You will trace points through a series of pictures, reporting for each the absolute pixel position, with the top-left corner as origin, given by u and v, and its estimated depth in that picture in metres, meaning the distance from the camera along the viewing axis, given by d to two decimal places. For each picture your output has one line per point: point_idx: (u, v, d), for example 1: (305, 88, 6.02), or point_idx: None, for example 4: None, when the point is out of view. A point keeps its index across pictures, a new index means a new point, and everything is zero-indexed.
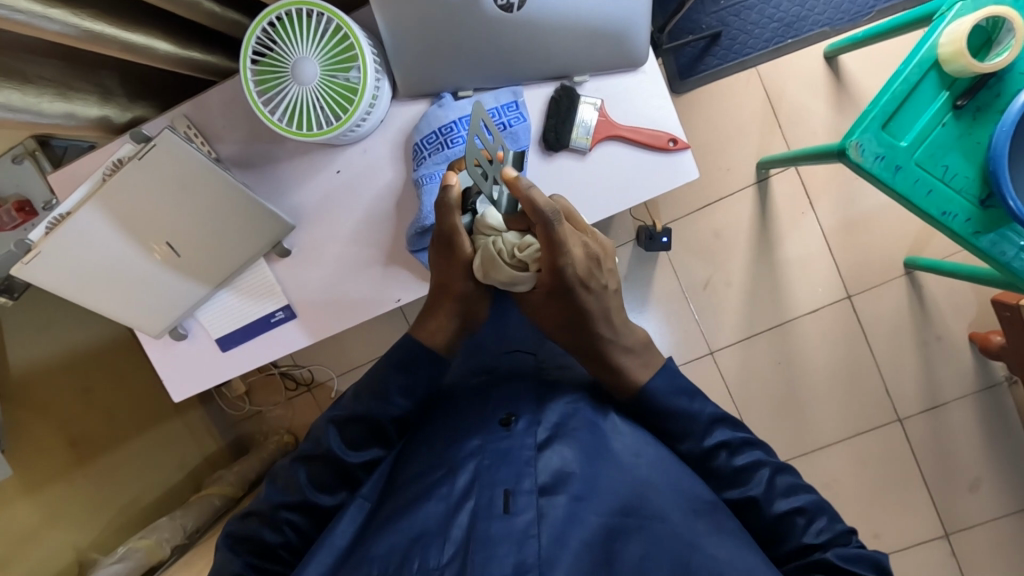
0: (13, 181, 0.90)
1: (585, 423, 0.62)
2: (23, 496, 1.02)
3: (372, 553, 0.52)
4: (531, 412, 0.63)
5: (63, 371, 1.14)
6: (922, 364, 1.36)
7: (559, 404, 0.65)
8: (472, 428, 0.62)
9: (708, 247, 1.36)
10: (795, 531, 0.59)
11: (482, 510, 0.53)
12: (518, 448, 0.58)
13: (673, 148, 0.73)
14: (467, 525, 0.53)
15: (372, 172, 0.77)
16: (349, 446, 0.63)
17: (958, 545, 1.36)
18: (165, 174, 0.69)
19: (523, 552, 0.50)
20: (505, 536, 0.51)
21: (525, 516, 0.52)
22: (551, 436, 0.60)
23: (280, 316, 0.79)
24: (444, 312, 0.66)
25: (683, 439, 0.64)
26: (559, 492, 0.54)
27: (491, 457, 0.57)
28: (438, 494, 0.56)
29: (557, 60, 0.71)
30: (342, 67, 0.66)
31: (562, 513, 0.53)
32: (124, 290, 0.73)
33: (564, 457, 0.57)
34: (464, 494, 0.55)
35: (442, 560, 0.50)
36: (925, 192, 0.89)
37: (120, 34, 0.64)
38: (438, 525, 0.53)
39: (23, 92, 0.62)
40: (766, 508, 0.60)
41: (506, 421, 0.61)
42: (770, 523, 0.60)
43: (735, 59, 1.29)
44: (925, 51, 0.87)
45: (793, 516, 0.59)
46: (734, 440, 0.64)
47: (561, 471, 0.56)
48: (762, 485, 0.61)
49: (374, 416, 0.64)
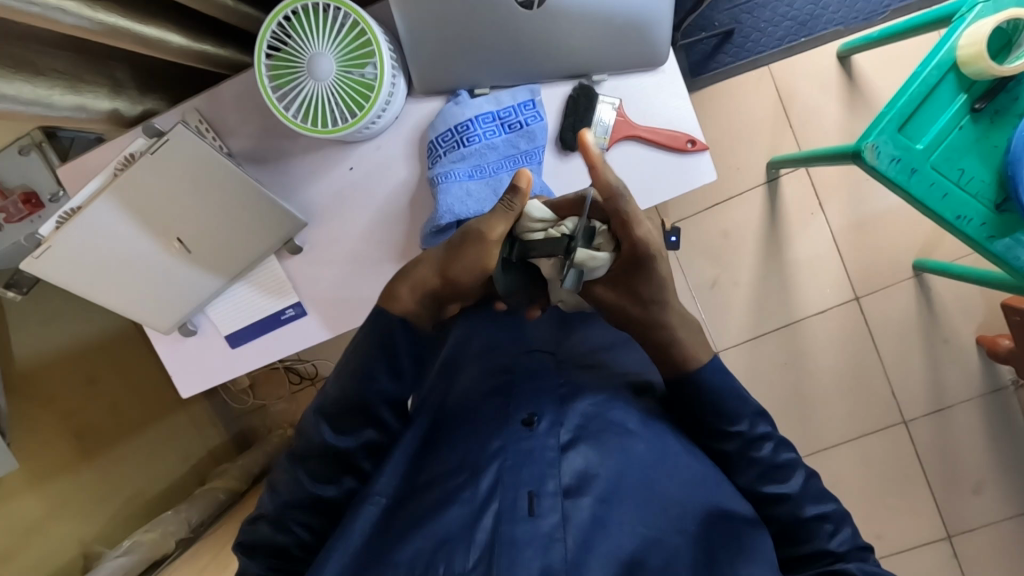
0: (20, 173, 0.89)
1: (607, 424, 0.61)
2: (28, 487, 1.02)
3: (397, 558, 0.52)
4: (554, 411, 0.62)
5: (67, 364, 1.14)
6: (930, 366, 1.36)
7: (582, 405, 0.63)
8: (491, 428, 0.61)
9: (716, 247, 1.36)
10: (820, 537, 0.59)
11: (506, 512, 0.52)
12: (539, 450, 0.57)
13: (690, 150, 0.72)
14: (491, 528, 0.52)
15: (385, 169, 0.76)
16: (341, 434, 0.63)
17: (960, 547, 1.36)
18: (178, 170, 0.68)
19: (550, 557, 0.50)
20: (531, 540, 0.50)
21: (550, 519, 0.52)
22: (574, 438, 0.59)
23: (291, 312, 0.79)
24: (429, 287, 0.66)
25: (736, 420, 0.63)
26: (584, 495, 0.54)
27: (514, 458, 0.56)
28: (463, 498, 0.55)
29: (577, 58, 0.70)
30: (358, 63, 0.65)
31: (586, 516, 0.52)
32: (135, 287, 0.72)
33: (588, 460, 0.56)
34: (488, 496, 0.54)
35: (467, 564, 0.50)
36: (940, 195, 0.88)
37: (133, 26, 0.62)
38: (463, 528, 0.52)
39: (34, 85, 0.61)
40: (798, 510, 0.60)
41: (528, 422, 0.60)
42: (795, 524, 0.60)
43: (747, 57, 1.28)
44: (944, 52, 0.85)
45: (819, 522, 0.59)
46: (778, 436, 0.64)
47: (585, 473, 0.55)
48: (799, 484, 0.61)
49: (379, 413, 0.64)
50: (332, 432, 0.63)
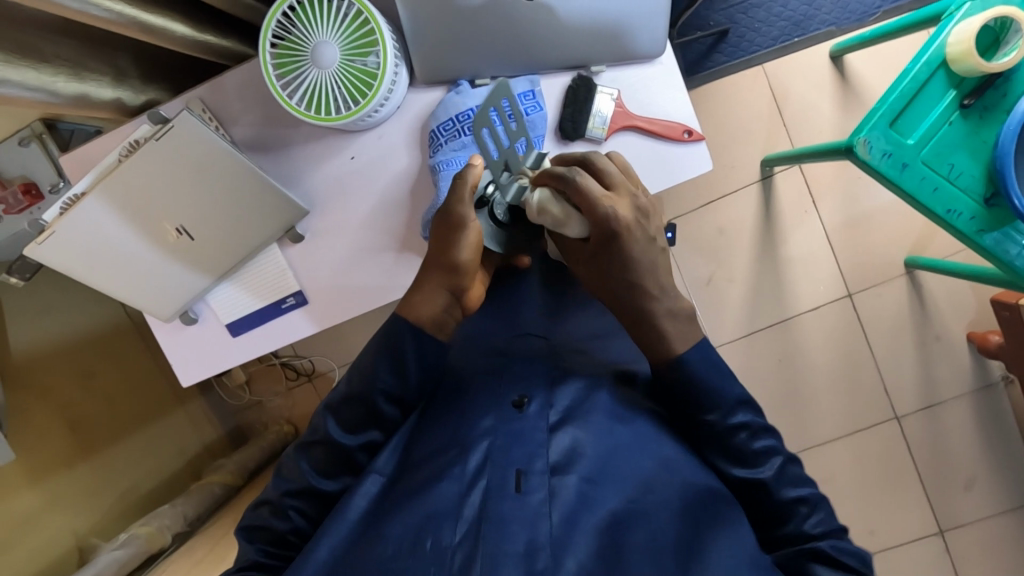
0: (19, 164, 0.93)
1: (595, 406, 0.63)
2: (25, 480, 1.02)
3: (386, 532, 0.54)
4: (543, 394, 0.64)
5: (61, 357, 1.14)
6: (921, 363, 1.38)
7: (570, 389, 0.65)
8: (483, 406, 0.63)
9: (710, 244, 1.37)
10: (795, 518, 0.58)
11: (495, 488, 0.55)
12: (529, 430, 0.59)
13: (688, 139, 0.71)
14: (479, 504, 0.55)
15: (386, 159, 0.75)
16: (345, 428, 0.62)
17: (952, 542, 1.37)
18: (182, 155, 0.69)
19: (535, 532, 0.52)
20: (519, 515, 0.53)
21: (538, 495, 0.54)
22: (562, 419, 0.61)
23: (291, 301, 0.78)
24: (430, 284, 0.64)
25: (710, 410, 0.61)
26: (570, 473, 0.56)
27: (504, 437, 0.59)
28: (452, 474, 0.57)
29: (577, 48, 0.70)
30: (360, 52, 0.64)
31: (573, 493, 0.55)
32: (139, 273, 0.73)
33: (576, 438, 0.59)
34: (476, 473, 0.57)
35: (454, 539, 0.53)
36: (931, 190, 0.90)
37: (139, 14, 0.62)
38: (452, 504, 0.55)
39: (39, 71, 0.62)
40: (772, 494, 0.59)
41: (518, 403, 0.62)
42: (776, 508, 0.59)
43: (741, 57, 1.30)
44: (935, 49, 0.87)
45: (796, 505, 0.59)
46: (756, 424, 0.62)
47: (571, 451, 0.58)
48: (774, 470, 0.59)
49: (366, 395, 0.62)
50: (336, 425, 0.62)
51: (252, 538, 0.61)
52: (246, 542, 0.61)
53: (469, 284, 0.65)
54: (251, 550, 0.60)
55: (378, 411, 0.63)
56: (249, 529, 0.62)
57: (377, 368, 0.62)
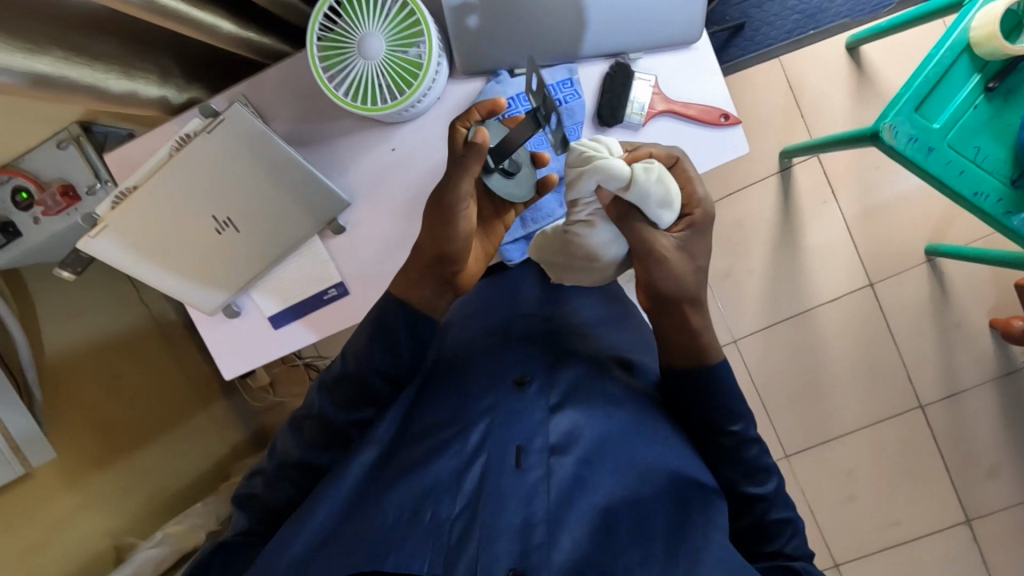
0: (57, 166, 0.95)
1: (595, 391, 0.66)
2: (60, 479, 1.03)
3: (386, 504, 0.57)
4: (544, 376, 0.67)
5: (93, 358, 1.16)
6: (944, 350, 1.38)
7: (571, 372, 0.69)
8: (483, 387, 0.67)
9: (730, 237, 1.38)
10: (780, 538, 0.62)
11: (494, 464, 0.58)
12: (529, 410, 0.62)
13: (724, 123, 0.73)
14: (478, 479, 0.58)
15: (427, 150, 0.76)
16: (338, 405, 0.68)
17: (979, 530, 1.37)
18: (233, 147, 0.70)
19: (530, 509, 0.54)
20: (516, 490, 0.55)
21: (535, 473, 0.57)
22: (562, 401, 0.64)
23: (333, 292, 0.79)
24: (423, 277, 0.68)
25: (736, 420, 0.64)
26: (568, 453, 0.59)
27: (503, 417, 0.62)
28: (452, 449, 0.60)
29: (614, 36, 0.71)
30: (406, 44, 0.65)
31: (569, 472, 0.58)
32: (189, 264, 0.74)
33: (574, 421, 0.62)
34: (476, 449, 0.60)
35: (453, 511, 0.56)
36: (957, 172, 0.91)
37: (192, 12, 0.64)
38: (452, 478, 0.58)
39: (92, 69, 0.64)
40: (766, 510, 0.63)
41: (519, 384, 0.66)
42: (761, 521, 0.63)
43: (756, 50, 1.29)
44: (958, 34, 0.89)
45: (784, 524, 0.63)
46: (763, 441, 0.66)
47: (570, 433, 0.61)
48: (775, 487, 0.64)
49: (358, 374, 0.67)
50: (329, 401, 0.68)
51: (247, 509, 0.69)
52: (240, 509, 0.70)
53: (460, 272, 0.69)
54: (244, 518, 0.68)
55: (369, 388, 0.68)
56: (245, 497, 0.70)
57: (370, 351, 0.67)
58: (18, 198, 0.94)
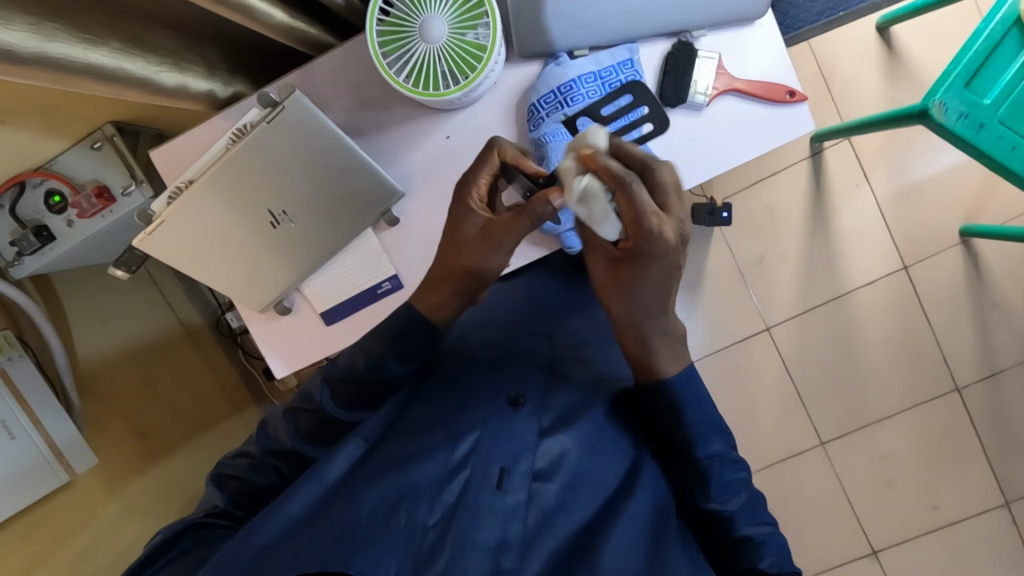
0: (94, 168, 0.94)
1: (586, 417, 0.69)
2: (98, 483, 1.02)
3: (361, 498, 0.57)
4: (538, 397, 0.69)
5: (127, 363, 1.15)
6: (981, 332, 1.37)
7: (564, 398, 0.71)
8: (481, 396, 0.68)
9: (762, 223, 1.37)
10: (754, 556, 0.64)
11: (477, 478, 0.59)
12: (521, 429, 0.64)
13: (790, 100, 0.71)
14: (459, 492, 0.60)
15: (484, 136, 0.74)
16: (338, 404, 0.66)
17: (1019, 513, 1.36)
18: (293, 139, 0.69)
19: (507, 528, 0.57)
20: (495, 509, 0.57)
21: (515, 495, 0.59)
22: (552, 426, 0.67)
23: (387, 286, 0.77)
24: (448, 290, 0.66)
25: (695, 435, 0.65)
26: (550, 480, 0.62)
27: (493, 431, 0.63)
28: (436, 457, 0.61)
29: (675, 15, 0.70)
30: (469, 25, 0.64)
31: (549, 498, 0.61)
32: (243, 259, 0.73)
33: (563, 447, 0.65)
34: (461, 461, 0.61)
35: (428, 520, 0.57)
36: (1008, 148, 0.89)
37: (247, 2, 0.63)
38: (431, 486, 0.59)
39: (146, 61, 0.63)
40: (732, 528, 0.65)
41: (514, 402, 0.67)
42: (733, 541, 0.65)
43: (787, 33, 1.28)
44: (1008, 6, 0.88)
45: (754, 541, 0.64)
46: (731, 456, 0.66)
47: (556, 459, 0.64)
48: (740, 505, 0.65)
49: (366, 377, 0.66)
50: (330, 399, 0.66)
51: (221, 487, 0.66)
52: (217, 488, 0.66)
53: (481, 290, 0.69)
54: (223, 497, 0.65)
55: (373, 394, 0.67)
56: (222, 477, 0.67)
57: (385, 357, 0.65)
58: (52, 201, 0.92)
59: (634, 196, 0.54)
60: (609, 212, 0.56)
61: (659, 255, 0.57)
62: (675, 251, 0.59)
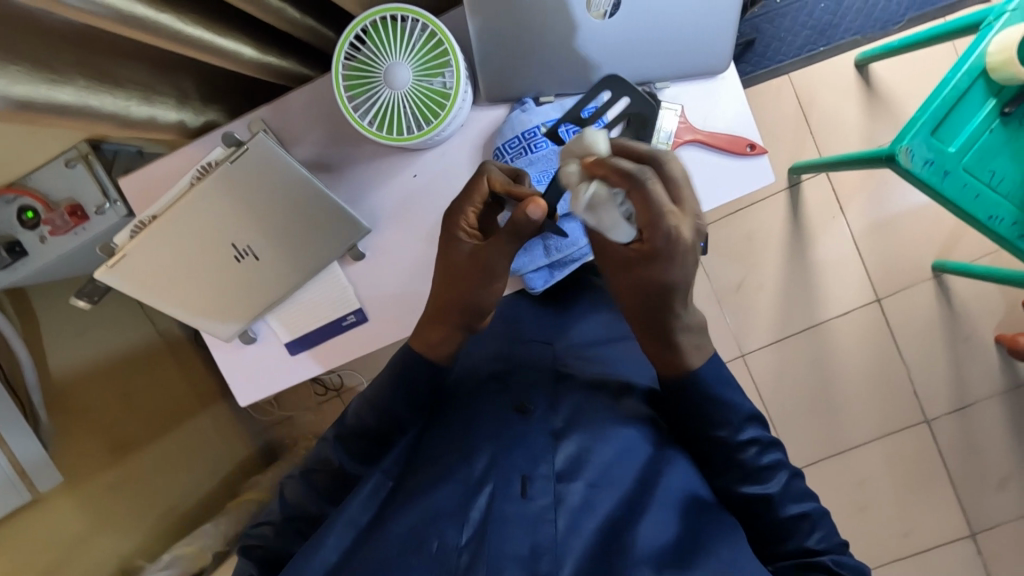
0: (67, 185, 0.93)
1: (596, 413, 0.68)
2: (67, 497, 1.02)
3: (393, 528, 0.57)
4: (545, 401, 0.69)
5: (101, 376, 1.14)
6: (951, 366, 1.39)
7: (571, 401, 0.70)
8: (492, 415, 0.67)
9: (741, 251, 1.38)
10: (799, 533, 0.62)
11: (501, 491, 0.58)
12: (534, 435, 0.64)
13: (750, 153, 0.73)
14: (485, 506, 0.58)
15: (450, 176, 0.76)
16: (353, 458, 0.67)
17: (984, 544, 1.38)
18: (253, 177, 0.69)
19: (539, 535, 0.56)
20: (522, 518, 0.56)
21: (541, 500, 0.58)
22: (565, 427, 0.66)
23: (352, 319, 0.78)
24: (447, 325, 0.68)
25: (721, 425, 0.65)
26: (575, 480, 0.61)
27: (505, 445, 0.62)
28: (457, 478, 0.61)
29: (641, 65, 0.71)
30: (433, 73, 0.65)
31: (578, 498, 0.60)
32: (204, 298, 0.73)
33: (578, 448, 0.64)
34: (481, 479, 0.60)
35: (460, 540, 0.56)
36: (972, 196, 0.91)
37: (214, 39, 0.63)
38: (456, 506, 0.58)
39: (114, 95, 0.63)
40: (777, 510, 0.63)
41: (521, 409, 0.67)
42: (778, 523, 0.63)
43: (768, 66, 1.31)
44: (974, 58, 0.89)
45: (800, 520, 0.62)
46: (763, 439, 0.66)
47: (574, 459, 0.63)
48: (780, 485, 0.63)
49: (372, 425, 0.67)
50: (343, 453, 0.67)
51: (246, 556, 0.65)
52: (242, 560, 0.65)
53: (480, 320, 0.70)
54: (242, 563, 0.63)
55: (386, 438, 0.68)
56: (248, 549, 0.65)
57: (393, 400, 0.67)
58: (25, 217, 0.91)
59: (649, 197, 0.55)
60: (620, 219, 0.56)
61: (672, 263, 0.59)
62: (689, 248, 0.60)
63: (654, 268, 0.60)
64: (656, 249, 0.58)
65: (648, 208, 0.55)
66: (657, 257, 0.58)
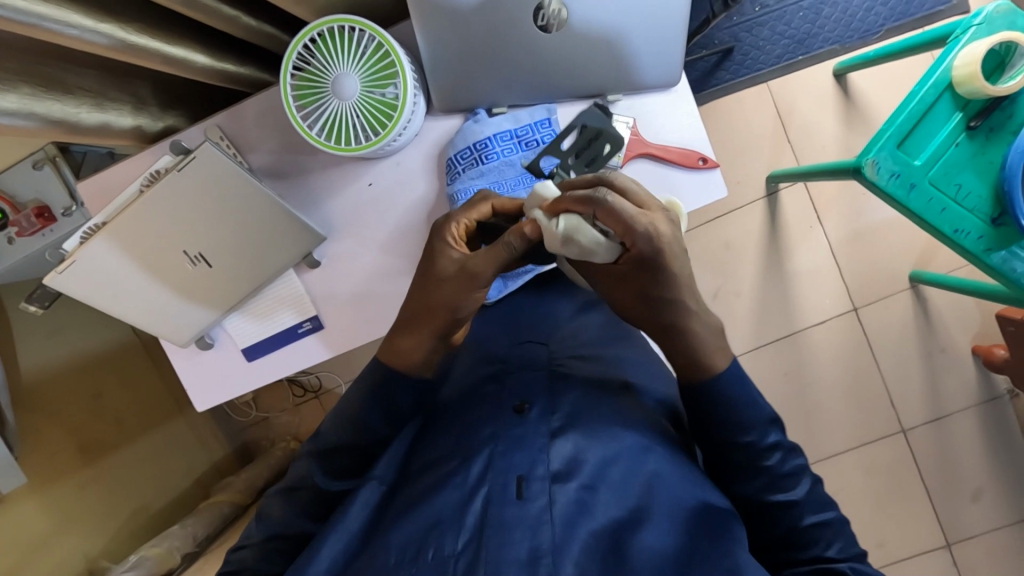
0: (33, 187, 0.93)
1: (598, 413, 0.65)
2: (32, 498, 1.02)
3: (389, 541, 0.56)
4: (544, 400, 0.65)
5: (71, 376, 1.14)
6: (928, 376, 1.38)
7: (570, 398, 0.66)
8: (484, 416, 0.65)
9: (718, 259, 1.38)
10: (817, 543, 0.61)
11: (495, 494, 0.56)
12: (531, 435, 0.60)
13: (702, 166, 0.73)
14: (480, 512, 0.55)
15: (404, 186, 0.76)
16: (333, 476, 0.66)
17: (959, 554, 1.38)
18: (203, 183, 0.69)
19: (537, 539, 0.52)
20: (520, 521, 0.53)
21: (538, 502, 0.55)
22: (563, 425, 0.62)
23: (307, 327, 0.78)
24: (422, 332, 0.64)
25: (747, 431, 0.62)
26: (570, 481, 0.57)
27: (505, 445, 0.60)
28: (454, 482, 0.58)
29: (593, 78, 0.72)
30: (380, 84, 0.66)
31: (571, 500, 0.55)
32: (157, 304, 0.74)
33: (576, 447, 0.60)
34: (477, 481, 0.58)
35: (456, 547, 0.53)
36: (938, 210, 0.91)
37: (163, 47, 0.64)
38: (454, 512, 0.56)
39: (63, 103, 0.63)
40: (798, 517, 0.61)
41: (520, 409, 0.64)
42: (797, 528, 0.61)
43: (746, 74, 1.30)
44: (940, 72, 0.88)
45: (818, 529, 0.61)
46: (786, 443, 0.64)
47: (572, 459, 0.59)
48: (805, 491, 0.62)
49: (356, 441, 0.66)
50: (323, 473, 0.66)
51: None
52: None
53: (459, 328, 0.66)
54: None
55: (369, 454, 0.67)
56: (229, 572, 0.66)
57: (368, 411, 0.66)
58: None
59: (615, 209, 0.55)
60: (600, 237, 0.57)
61: (664, 266, 0.57)
62: (678, 249, 0.58)
63: (648, 271, 0.57)
64: (641, 251, 0.56)
65: (625, 225, 0.55)
66: (645, 258, 0.56)
